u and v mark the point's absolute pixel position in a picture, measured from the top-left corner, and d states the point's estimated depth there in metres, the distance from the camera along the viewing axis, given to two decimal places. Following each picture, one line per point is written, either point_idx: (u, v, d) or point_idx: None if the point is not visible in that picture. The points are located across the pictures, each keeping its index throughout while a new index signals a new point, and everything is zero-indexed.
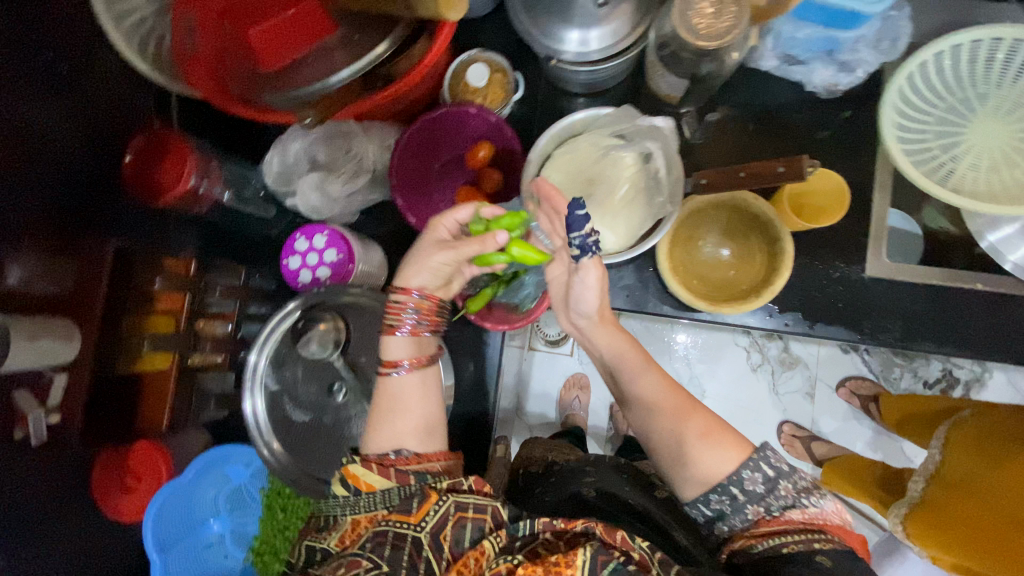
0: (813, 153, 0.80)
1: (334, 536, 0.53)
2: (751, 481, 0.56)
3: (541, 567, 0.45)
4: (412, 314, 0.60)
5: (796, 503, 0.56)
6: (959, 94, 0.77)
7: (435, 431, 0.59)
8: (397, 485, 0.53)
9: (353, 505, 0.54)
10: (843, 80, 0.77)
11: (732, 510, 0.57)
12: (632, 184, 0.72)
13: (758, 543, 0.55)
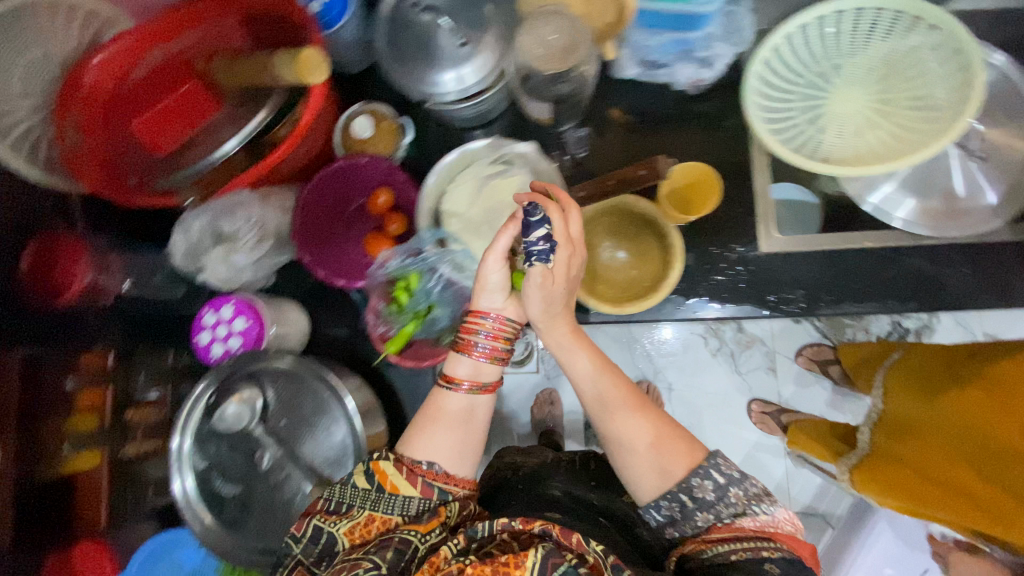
0: (692, 146, 0.84)
1: (344, 522, 0.51)
2: (700, 488, 0.56)
3: (489, 567, 0.43)
4: (483, 335, 0.57)
5: (747, 510, 0.55)
6: (816, 68, 0.81)
7: (469, 457, 0.57)
8: (420, 496, 0.52)
9: (374, 499, 0.52)
10: (705, 74, 0.81)
11: (684, 517, 0.57)
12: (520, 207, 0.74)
13: (708, 550, 0.54)
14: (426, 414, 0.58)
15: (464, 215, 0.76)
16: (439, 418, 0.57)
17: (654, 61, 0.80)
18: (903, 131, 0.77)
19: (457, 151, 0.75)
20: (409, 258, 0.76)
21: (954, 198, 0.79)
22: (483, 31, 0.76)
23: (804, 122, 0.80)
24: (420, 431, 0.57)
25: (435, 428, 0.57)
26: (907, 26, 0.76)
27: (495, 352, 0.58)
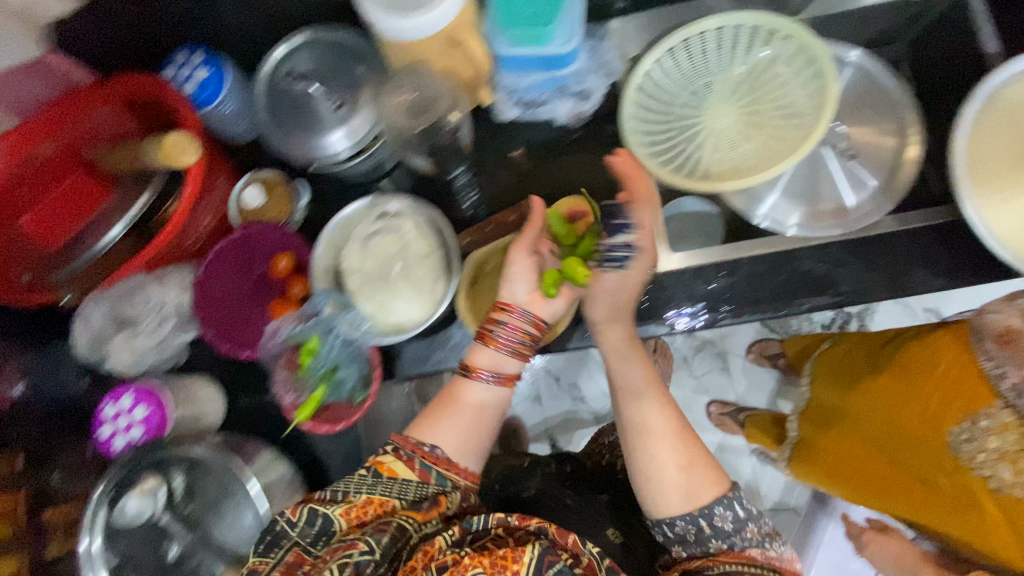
0: (580, 176, 0.87)
1: (341, 506, 0.59)
2: (721, 517, 0.64)
3: (488, 558, 0.52)
4: (503, 323, 0.67)
5: (758, 544, 0.63)
6: (691, 86, 0.84)
7: (467, 453, 0.67)
8: (417, 481, 0.63)
9: (372, 485, 0.61)
10: (583, 107, 0.85)
11: (695, 540, 0.65)
12: (413, 257, 0.76)
13: (713, 568, 0.62)
14: (440, 401, 0.69)
15: (358, 271, 0.77)
16: (452, 415, 0.67)
17: (530, 100, 0.83)
18: (773, 139, 0.80)
19: (347, 209, 0.77)
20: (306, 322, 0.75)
21: (845, 208, 0.82)
22: (358, 94, 0.78)
23: (683, 141, 0.83)
24: (428, 421, 0.68)
25: (442, 422, 0.68)
26: (765, 42, 0.80)
27: (515, 344, 0.67)
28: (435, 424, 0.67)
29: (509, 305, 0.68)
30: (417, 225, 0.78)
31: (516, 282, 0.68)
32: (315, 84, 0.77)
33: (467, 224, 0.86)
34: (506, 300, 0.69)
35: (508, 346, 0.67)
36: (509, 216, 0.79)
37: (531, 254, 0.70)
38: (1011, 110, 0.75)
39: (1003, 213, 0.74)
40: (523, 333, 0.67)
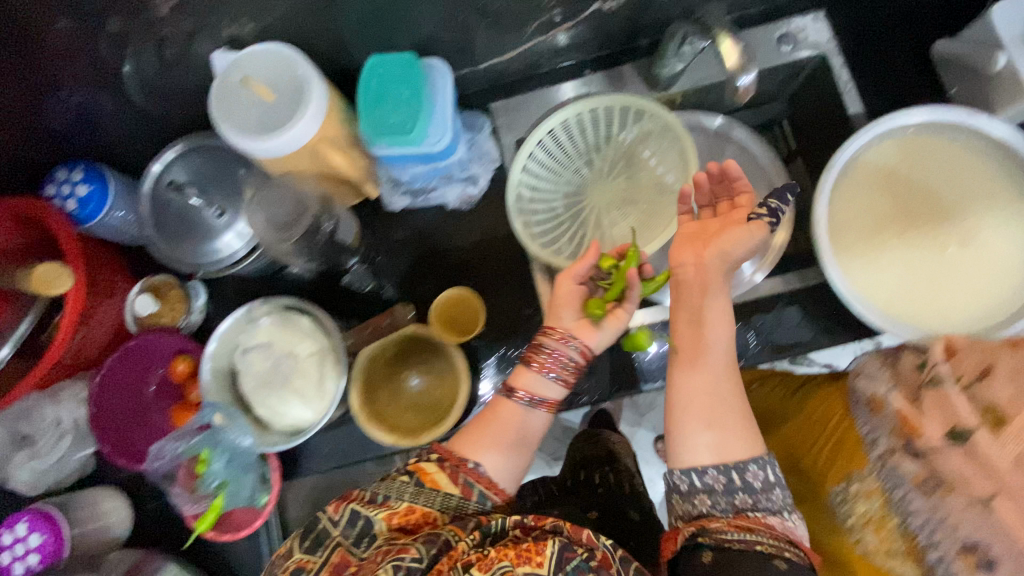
0: (474, 258, 0.89)
1: (385, 512, 0.56)
2: (754, 476, 0.59)
3: (513, 552, 0.51)
4: (551, 349, 0.67)
5: (778, 511, 0.58)
6: (572, 166, 0.88)
7: (511, 464, 0.64)
8: (461, 495, 0.59)
9: (415, 494, 0.57)
10: (472, 191, 0.88)
11: (722, 492, 0.59)
12: (305, 357, 0.77)
13: (733, 532, 0.55)
14: (483, 417, 0.67)
15: (256, 376, 0.77)
16: (494, 427, 0.64)
17: (417, 189, 0.85)
18: (647, 213, 0.85)
19: (225, 325, 0.75)
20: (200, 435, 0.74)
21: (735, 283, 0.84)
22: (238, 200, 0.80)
23: (567, 217, 0.88)
24: (471, 433, 0.64)
25: (485, 437, 0.64)
26: (634, 121, 0.85)
27: (562, 371, 0.67)
28: (479, 437, 0.64)
29: (555, 330, 0.68)
30: (309, 324, 0.79)
31: (565, 307, 0.69)
32: (195, 195, 0.78)
33: (365, 313, 0.87)
34: (553, 325, 0.69)
35: (555, 374, 0.67)
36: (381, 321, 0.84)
37: (579, 283, 0.70)
38: (868, 176, 0.80)
39: (869, 273, 0.78)
40: (570, 359, 0.67)
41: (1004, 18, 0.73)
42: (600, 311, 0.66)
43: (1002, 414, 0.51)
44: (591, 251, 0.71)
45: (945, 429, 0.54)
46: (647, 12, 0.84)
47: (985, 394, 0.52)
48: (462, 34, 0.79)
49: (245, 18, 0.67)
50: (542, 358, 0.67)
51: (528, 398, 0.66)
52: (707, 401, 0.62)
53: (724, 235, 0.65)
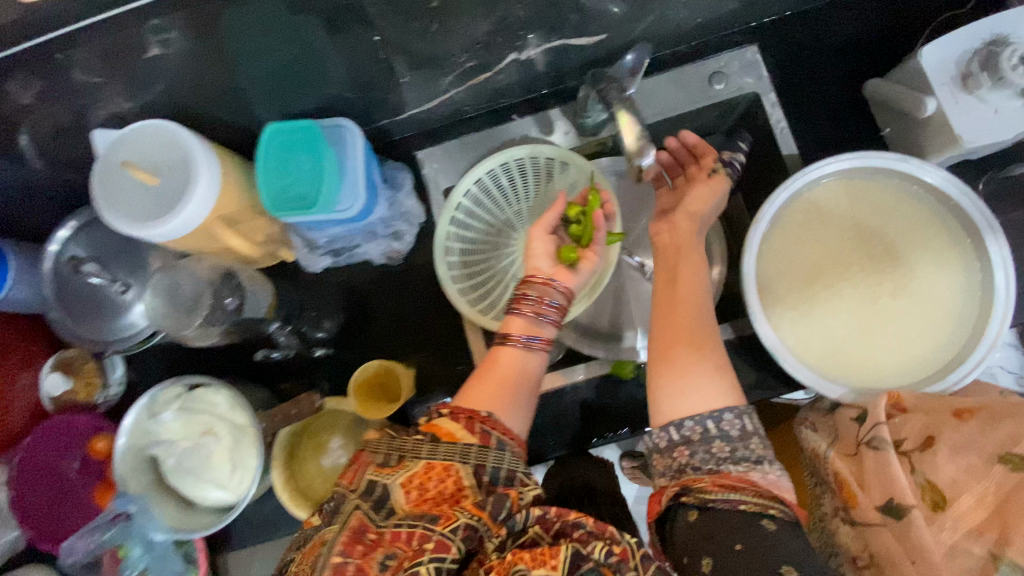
0: (406, 314, 0.87)
1: (401, 474, 0.51)
2: (728, 422, 0.57)
3: (528, 555, 0.47)
4: (534, 296, 0.62)
5: (763, 460, 0.56)
6: (502, 216, 0.87)
7: (516, 414, 0.59)
8: (478, 445, 0.54)
9: (431, 450, 0.53)
10: (397, 247, 0.85)
11: (699, 442, 0.57)
12: (219, 437, 0.73)
13: (714, 493, 0.53)
14: (482, 369, 0.61)
15: (173, 465, 0.72)
16: (496, 377, 0.60)
17: (338, 248, 0.81)
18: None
19: (127, 421, 0.69)
20: (112, 528, 0.70)
21: None
22: (143, 273, 0.77)
23: (499, 270, 0.86)
24: (475, 387, 0.59)
25: (486, 391, 0.59)
26: (562, 170, 0.83)
27: (548, 313, 0.62)
28: (486, 391, 0.59)
29: (535, 277, 0.63)
30: (218, 401, 0.73)
31: (537, 255, 0.65)
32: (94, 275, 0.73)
33: (297, 374, 0.86)
34: (530, 274, 0.65)
35: (545, 314, 0.62)
36: (287, 412, 0.75)
37: (549, 232, 0.68)
38: (798, 224, 0.78)
39: (800, 327, 0.76)
40: (551, 306, 0.63)
41: (935, 64, 0.70)
42: (573, 256, 0.65)
43: (939, 494, 0.59)
44: (558, 201, 0.68)
45: (882, 499, 0.60)
46: (570, 56, 0.80)
47: (924, 469, 0.61)
48: (373, 91, 0.75)
49: (123, 98, 0.62)
50: (526, 304, 0.62)
51: (524, 341, 0.61)
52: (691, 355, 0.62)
53: (689, 196, 0.76)
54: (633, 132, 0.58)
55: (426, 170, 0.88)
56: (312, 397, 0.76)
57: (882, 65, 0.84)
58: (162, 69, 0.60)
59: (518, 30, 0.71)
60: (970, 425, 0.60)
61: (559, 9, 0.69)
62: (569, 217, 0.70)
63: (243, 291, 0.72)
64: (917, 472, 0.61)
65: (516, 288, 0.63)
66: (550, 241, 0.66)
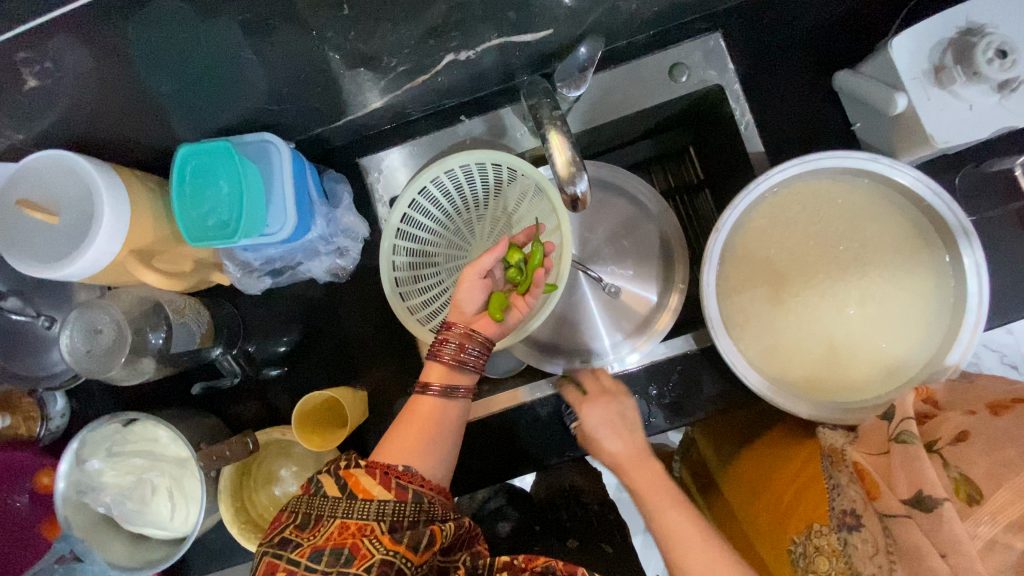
0: (357, 331, 0.83)
1: (318, 536, 0.50)
2: None
3: None
4: (455, 343, 0.61)
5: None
6: (453, 226, 0.82)
7: (443, 466, 0.58)
8: (394, 500, 0.51)
9: (346, 507, 0.51)
10: (342, 262, 0.81)
11: None
12: (163, 473, 0.71)
13: None
14: (401, 419, 0.59)
15: (108, 511, 0.68)
16: (415, 424, 0.58)
17: (278, 267, 0.77)
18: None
19: (60, 468, 0.65)
20: (58, 571, 0.70)
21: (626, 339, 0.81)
22: (69, 307, 0.74)
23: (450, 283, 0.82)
24: (396, 436, 0.58)
25: (409, 440, 0.57)
26: (510, 177, 0.78)
27: (466, 365, 0.62)
28: (402, 441, 0.57)
29: (456, 323, 0.62)
30: (156, 438, 0.71)
31: (464, 302, 0.64)
32: (16, 312, 0.72)
33: (246, 398, 0.82)
34: (453, 318, 0.64)
35: (467, 361, 0.62)
36: (221, 453, 0.69)
37: (483, 275, 0.65)
38: (762, 229, 0.74)
39: (762, 339, 0.73)
40: (472, 353, 0.62)
41: (905, 57, 0.64)
42: (499, 311, 0.63)
43: (976, 488, 0.45)
44: (498, 245, 0.65)
45: (910, 494, 0.47)
46: (515, 54, 0.72)
47: (958, 461, 0.47)
48: (299, 102, 0.69)
49: (11, 129, 0.57)
50: (447, 349, 0.61)
51: (447, 391, 0.60)
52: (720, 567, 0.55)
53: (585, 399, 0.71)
54: (565, 154, 0.55)
55: (372, 179, 0.83)
56: (245, 437, 0.70)
57: (851, 51, 0.79)
58: (51, 97, 0.55)
59: (450, 30, 0.63)
60: (1007, 419, 0.46)
61: (497, 6, 0.62)
62: (509, 261, 0.67)
63: (168, 323, 0.70)
64: (951, 466, 0.47)
65: (438, 332, 0.62)
66: (481, 284, 0.64)
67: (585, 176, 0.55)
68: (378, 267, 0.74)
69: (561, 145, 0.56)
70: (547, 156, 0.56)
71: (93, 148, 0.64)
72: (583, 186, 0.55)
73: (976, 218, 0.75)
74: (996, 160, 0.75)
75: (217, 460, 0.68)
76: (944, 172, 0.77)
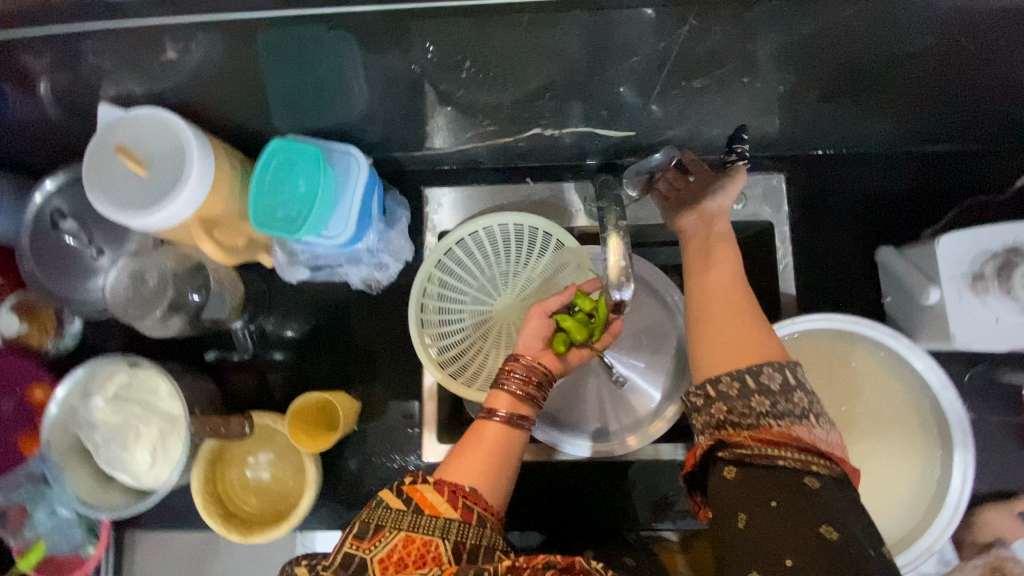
0: (371, 345, 0.86)
1: (381, 547, 0.49)
2: (767, 377, 0.52)
3: None
4: (522, 374, 0.62)
5: (803, 419, 0.51)
6: (487, 274, 0.83)
7: (503, 480, 0.57)
8: (458, 520, 0.51)
9: (411, 522, 0.50)
10: (378, 276, 0.84)
11: (781, 394, 0.52)
12: (150, 424, 0.72)
13: (763, 450, 0.50)
14: (464, 440, 0.59)
15: (96, 447, 0.71)
16: (476, 445, 0.58)
17: (319, 263, 0.80)
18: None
19: (59, 391, 0.69)
20: (26, 487, 0.72)
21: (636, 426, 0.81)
22: (120, 244, 0.78)
23: (471, 325, 0.82)
24: (460, 460, 0.57)
25: (475, 461, 0.57)
26: (554, 250, 0.82)
27: (534, 395, 0.62)
28: (469, 465, 0.56)
29: (524, 355, 0.63)
30: (154, 387, 0.73)
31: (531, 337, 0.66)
32: (71, 233, 0.76)
33: (247, 373, 0.85)
34: (521, 352, 0.66)
35: (532, 395, 0.62)
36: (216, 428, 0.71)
37: (548, 316, 0.68)
38: None
39: None
40: (539, 386, 0.62)
41: (951, 255, 0.68)
42: (564, 346, 0.66)
43: None
44: (566, 291, 0.69)
45: None
46: (595, 142, 0.78)
47: None
48: (390, 128, 0.75)
49: (130, 85, 0.60)
50: (513, 379, 0.62)
51: (511, 419, 0.60)
52: (740, 329, 0.58)
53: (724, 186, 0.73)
54: (620, 258, 0.57)
55: (430, 210, 0.88)
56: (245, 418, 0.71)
57: (901, 228, 0.83)
58: (177, 72, 0.58)
59: (546, 109, 0.69)
60: None
61: (595, 103, 0.67)
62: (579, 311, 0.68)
63: (208, 288, 0.75)
64: None
65: (505, 362, 0.63)
66: (545, 323, 0.67)
67: (631, 285, 0.58)
68: (411, 293, 0.76)
69: (618, 248, 0.58)
70: (602, 254, 0.58)
71: (196, 118, 0.68)
72: (627, 292, 0.58)
73: (974, 419, 0.78)
74: (1006, 370, 0.78)
75: (209, 431, 0.71)
76: (954, 367, 0.80)
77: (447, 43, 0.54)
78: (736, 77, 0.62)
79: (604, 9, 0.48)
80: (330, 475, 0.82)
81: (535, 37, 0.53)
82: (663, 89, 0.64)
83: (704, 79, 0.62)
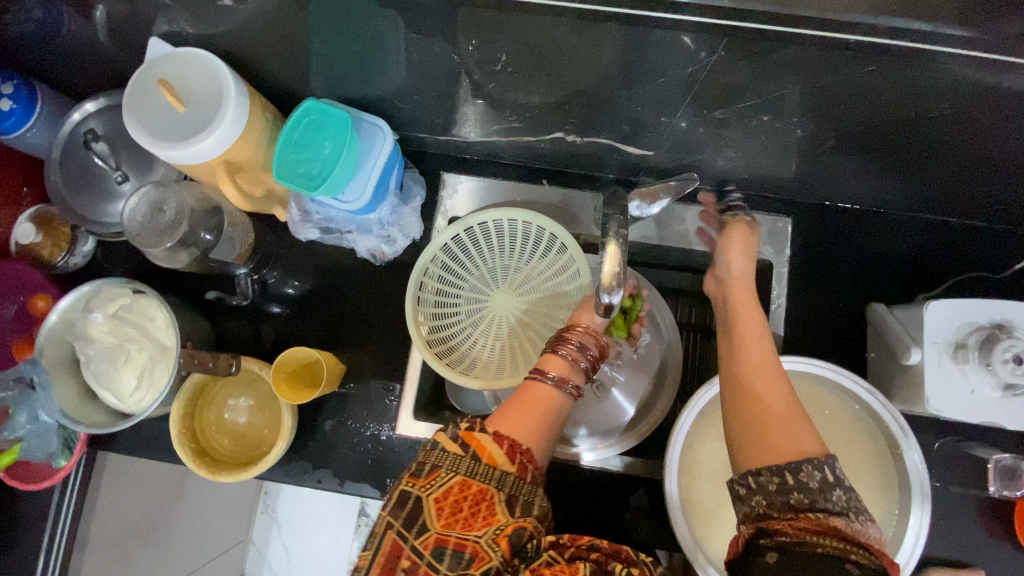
0: (366, 312, 0.88)
1: (434, 489, 0.49)
2: (808, 474, 0.47)
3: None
4: (578, 342, 0.60)
5: (845, 512, 0.46)
6: (489, 265, 0.85)
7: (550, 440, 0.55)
8: (515, 475, 0.50)
9: (468, 468, 0.49)
10: (384, 248, 0.86)
11: (821, 488, 0.47)
12: (143, 348, 0.75)
13: (801, 536, 0.46)
14: (516, 399, 0.56)
15: (86, 361, 0.73)
16: (530, 408, 0.55)
17: (330, 227, 0.82)
18: (521, 350, 0.81)
19: (64, 301, 0.72)
20: (11, 390, 0.72)
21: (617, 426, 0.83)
22: (145, 172, 0.83)
23: (465, 311, 0.84)
24: (514, 413, 0.55)
25: (528, 421, 0.54)
26: (557, 252, 0.83)
27: (587, 362, 0.60)
28: (522, 420, 0.54)
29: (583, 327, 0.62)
30: (151, 316, 0.76)
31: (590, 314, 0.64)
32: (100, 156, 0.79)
33: (244, 320, 0.87)
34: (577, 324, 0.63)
35: (583, 362, 0.60)
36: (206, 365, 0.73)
37: None
38: None
39: (707, 499, 0.75)
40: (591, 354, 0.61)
41: (939, 320, 0.69)
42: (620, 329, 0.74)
43: None
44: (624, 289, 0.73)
45: None
46: (614, 155, 0.81)
47: None
48: (419, 108, 0.77)
49: (182, 23, 0.63)
50: (569, 346, 0.60)
51: (561, 384, 0.58)
52: (780, 414, 0.51)
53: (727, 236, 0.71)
54: (614, 264, 0.59)
55: (445, 194, 0.90)
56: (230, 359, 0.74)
57: (897, 290, 0.85)
58: (229, 18, 0.61)
59: (572, 115, 0.71)
60: None
61: (619, 116, 0.70)
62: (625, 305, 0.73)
63: (221, 230, 0.78)
64: None
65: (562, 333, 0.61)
66: None
67: (621, 291, 0.60)
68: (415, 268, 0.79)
69: (614, 255, 0.60)
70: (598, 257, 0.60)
71: (237, 66, 0.71)
72: (616, 298, 0.60)
73: (937, 487, 0.79)
74: (976, 445, 0.79)
75: (197, 364, 0.73)
76: (926, 433, 0.81)
77: (487, 33, 0.57)
78: (756, 114, 0.65)
79: (641, 25, 0.50)
80: (303, 430, 0.84)
81: (571, 42, 0.55)
82: (686, 114, 0.67)
83: (727, 110, 0.64)
